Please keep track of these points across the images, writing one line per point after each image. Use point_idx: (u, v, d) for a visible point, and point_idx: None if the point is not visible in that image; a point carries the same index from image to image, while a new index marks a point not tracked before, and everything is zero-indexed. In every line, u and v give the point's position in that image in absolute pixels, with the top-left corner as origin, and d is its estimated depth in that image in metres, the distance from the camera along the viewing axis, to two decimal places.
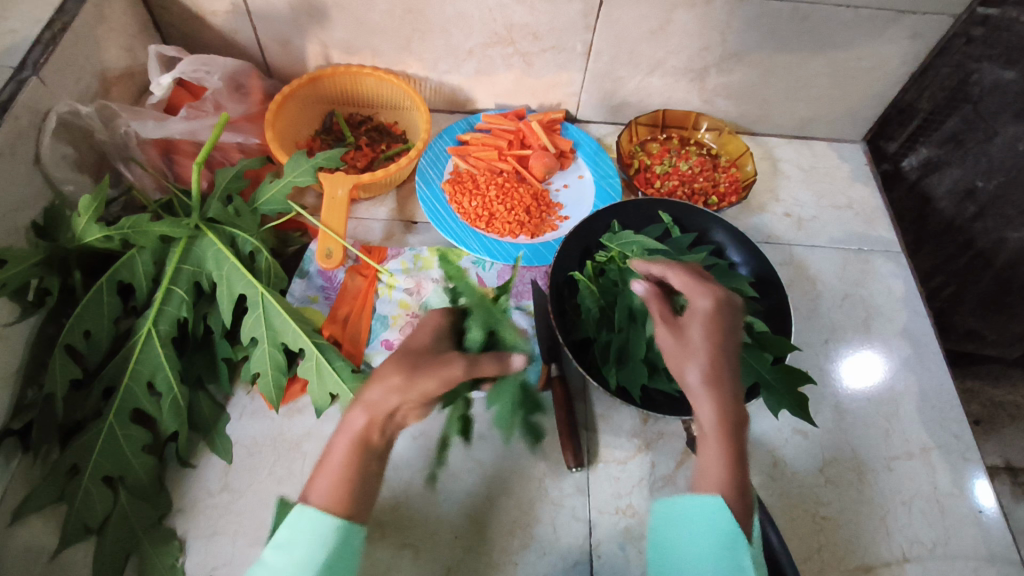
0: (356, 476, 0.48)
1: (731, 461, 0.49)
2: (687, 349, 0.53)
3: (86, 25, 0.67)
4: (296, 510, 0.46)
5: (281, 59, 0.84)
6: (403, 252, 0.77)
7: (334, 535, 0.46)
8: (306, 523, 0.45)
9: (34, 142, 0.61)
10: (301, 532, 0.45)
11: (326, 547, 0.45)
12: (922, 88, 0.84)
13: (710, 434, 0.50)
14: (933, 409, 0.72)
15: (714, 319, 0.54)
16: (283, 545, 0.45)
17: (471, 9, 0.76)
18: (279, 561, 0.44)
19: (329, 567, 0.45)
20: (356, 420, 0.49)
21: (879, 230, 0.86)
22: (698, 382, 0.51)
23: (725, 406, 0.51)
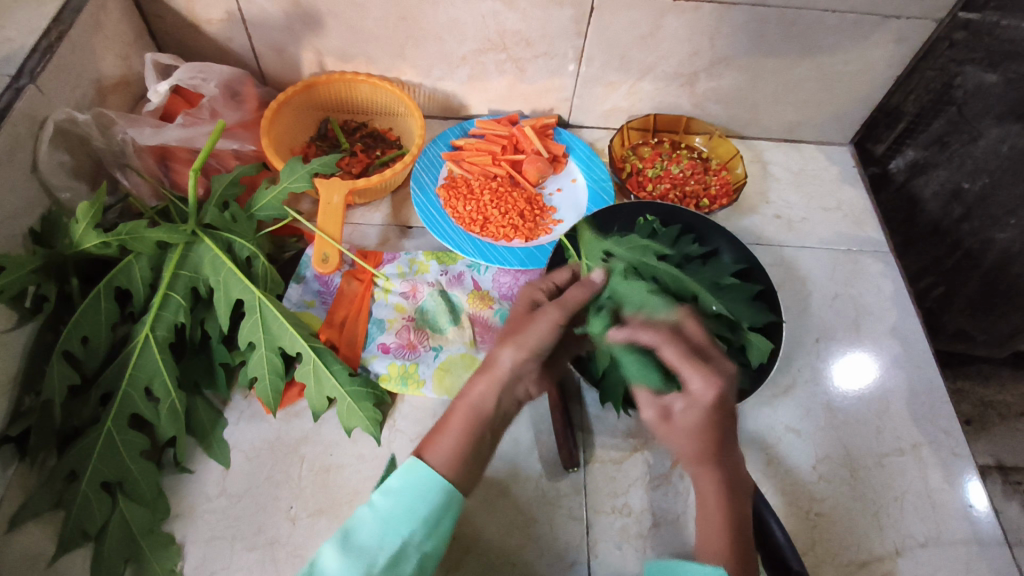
0: (470, 440, 0.50)
1: (732, 525, 0.50)
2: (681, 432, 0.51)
3: (82, 33, 0.68)
4: (410, 461, 0.48)
5: (276, 67, 0.85)
6: (398, 256, 0.77)
7: (442, 494, 0.47)
8: (416, 477, 0.48)
9: (31, 150, 0.61)
10: (409, 483, 0.47)
11: (428, 504, 0.47)
12: (907, 91, 0.86)
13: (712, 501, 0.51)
14: (923, 406, 0.73)
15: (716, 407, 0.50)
16: (391, 491, 0.47)
17: (464, 15, 0.77)
18: (388, 502, 0.46)
19: (430, 522, 0.47)
20: (473, 391, 0.51)
21: (867, 231, 0.88)
22: (691, 461, 0.52)
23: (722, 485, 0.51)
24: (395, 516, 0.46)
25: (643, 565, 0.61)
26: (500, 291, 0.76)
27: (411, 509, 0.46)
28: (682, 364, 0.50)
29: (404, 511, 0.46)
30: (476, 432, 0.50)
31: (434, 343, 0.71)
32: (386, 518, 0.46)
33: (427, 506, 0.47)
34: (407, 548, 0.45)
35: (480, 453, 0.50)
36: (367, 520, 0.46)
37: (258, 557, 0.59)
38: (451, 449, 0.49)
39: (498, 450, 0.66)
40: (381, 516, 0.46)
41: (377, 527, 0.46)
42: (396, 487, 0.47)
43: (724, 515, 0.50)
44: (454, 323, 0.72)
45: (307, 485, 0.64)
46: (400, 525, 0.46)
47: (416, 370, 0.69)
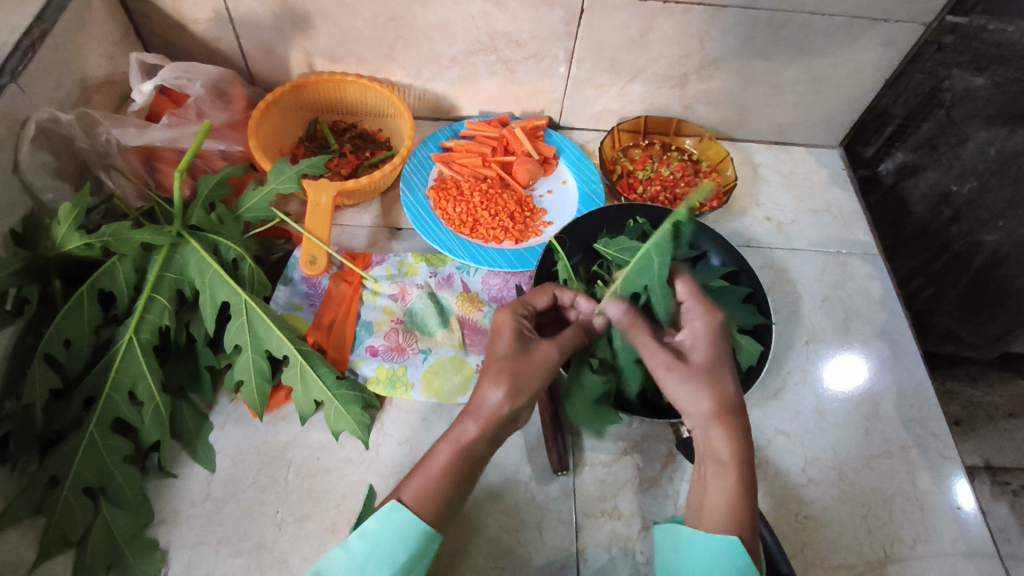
0: (449, 483, 0.52)
1: (740, 494, 0.51)
2: (694, 374, 0.53)
3: (66, 32, 0.67)
4: (389, 506, 0.50)
5: (264, 68, 0.84)
6: (386, 259, 0.77)
7: (419, 540, 0.50)
8: (391, 524, 0.49)
9: (12, 150, 0.60)
10: (386, 529, 0.49)
11: (407, 550, 0.49)
12: (896, 94, 0.85)
13: (727, 465, 0.52)
14: (911, 408, 0.73)
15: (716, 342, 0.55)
16: (369, 536, 0.49)
17: (454, 16, 0.77)
18: (364, 548, 0.49)
19: (406, 566, 0.49)
20: (464, 432, 0.53)
21: (857, 234, 0.88)
22: (706, 417, 0.53)
23: (736, 435, 0.52)
24: (373, 562, 0.48)
25: (632, 569, 0.60)
26: (489, 293, 0.76)
27: (386, 555, 0.48)
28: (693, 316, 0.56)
29: (378, 558, 0.48)
30: (455, 472, 0.52)
31: (422, 346, 0.70)
32: (361, 563, 0.48)
33: (403, 551, 0.49)
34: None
35: (459, 493, 0.53)
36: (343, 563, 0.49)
37: (243, 562, 0.59)
38: (430, 494, 0.51)
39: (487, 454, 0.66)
40: (359, 560, 0.48)
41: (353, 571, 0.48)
42: (371, 533, 0.49)
43: (733, 493, 0.51)
44: (443, 326, 0.72)
45: (294, 489, 0.63)
46: (377, 569, 0.48)
47: (404, 373, 0.68)
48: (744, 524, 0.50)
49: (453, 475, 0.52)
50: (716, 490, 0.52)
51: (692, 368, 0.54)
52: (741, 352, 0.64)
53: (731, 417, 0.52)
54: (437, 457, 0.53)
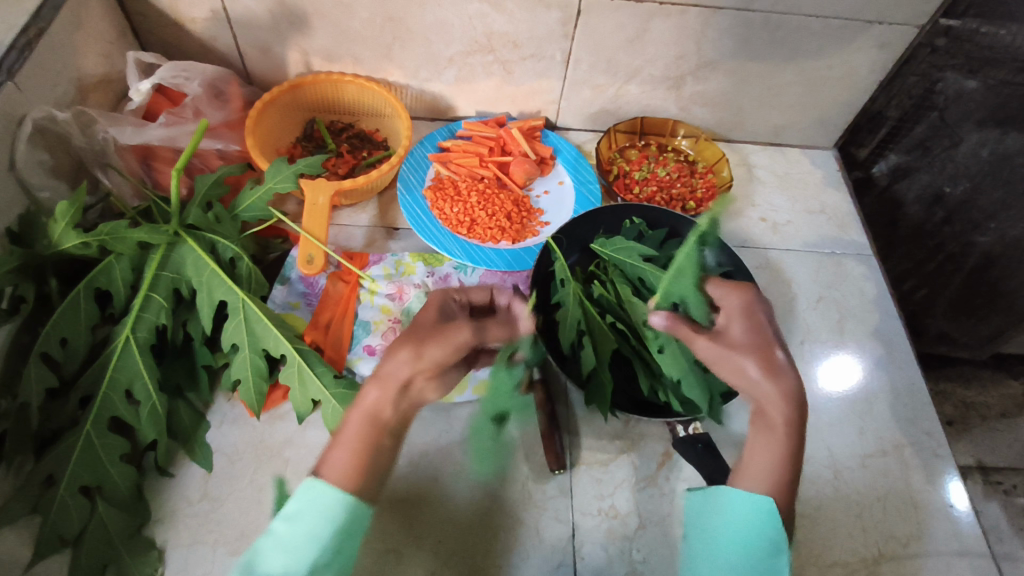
0: (370, 454, 0.48)
1: (786, 460, 0.49)
2: (735, 346, 0.53)
3: (63, 30, 0.67)
4: (304, 484, 0.47)
5: (261, 67, 0.84)
6: (384, 258, 0.77)
7: (340, 514, 0.46)
8: (312, 502, 0.46)
9: (9, 148, 0.60)
10: (308, 507, 0.46)
11: (330, 526, 0.46)
12: (890, 96, 0.87)
13: (777, 427, 0.50)
14: (905, 407, 0.74)
15: (750, 315, 0.55)
16: (289, 518, 0.46)
17: (451, 16, 0.77)
18: (289, 531, 0.46)
19: (334, 543, 0.46)
20: (367, 396, 0.49)
21: (851, 235, 0.89)
22: (757, 381, 0.51)
23: (790, 397, 0.50)
24: (296, 544, 0.45)
25: (628, 567, 0.61)
26: None
27: (311, 534, 0.46)
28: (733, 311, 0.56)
29: (305, 539, 0.46)
30: (375, 439, 0.48)
31: None
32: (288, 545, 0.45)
33: (330, 528, 0.46)
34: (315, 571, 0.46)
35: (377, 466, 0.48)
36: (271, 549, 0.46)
37: (240, 562, 0.59)
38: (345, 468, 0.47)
39: None
40: (284, 545, 0.46)
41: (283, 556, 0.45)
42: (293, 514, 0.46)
43: (778, 458, 0.49)
44: None
45: (291, 488, 0.63)
46: (302, 553, 0.45)
47: None
48: (783, 489, 0.49)
49: (367, 442, 0.48)
50: (760, 453, 0.50)
51: (734, 340, 0.53)
52: None
53: (784, 377, 0.51)
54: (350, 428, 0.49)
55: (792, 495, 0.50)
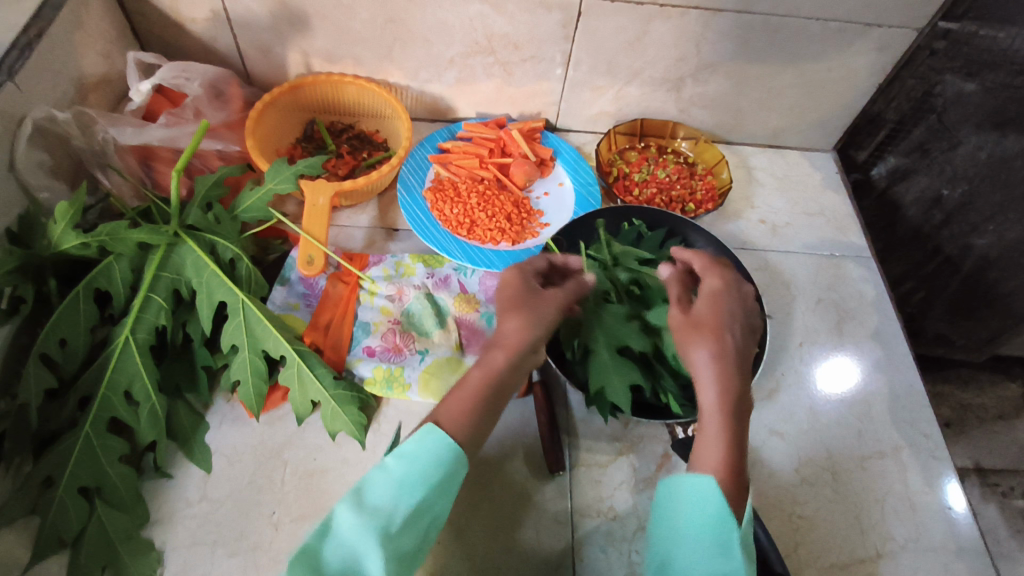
0: (483, 405, 0.52)
1: (730, 442, 0.51)
2: (695, 326, 0.55)
3: (63, 30, 0.67)
4: (425, 427, 0.50)
5: (261, 67, 0.84)
6: (384, 259, 0.77)
7: (450, 458, 0.49)
8: (431, 445, 0.49)
9: (9, 148, 0.60)
10: (424, 450, 0.48)
11: (441, 469, 0.48)
12: (888, 99, 0.87)
13: (712, 413, 0.52)
14: (903, 409, 0.74)
15: (718, 299, 0.57)
16: (405, 454, 0.48)
17: (451, 18, 0.77)
18: (404, 468, 0.47)
19: (440, 486, 0.48)
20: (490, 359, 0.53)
21: (850, 237, 0.89)
22: (703, 364, 0.53)
23: (731, 381, 0.52)
24: (409, 478, 0.47)
25: (628, 569, 0.61)
26: (486, 294, 0.75)
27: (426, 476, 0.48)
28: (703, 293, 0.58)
29: (417, 479, 0.47)
30: (492, 399, 0.52)
31: (420, 347, 0.70)
32: (402, 482, 0.47)
33: (443, 474, 0.48)
34: (418, 512, 0.47)
35: (489, 419, 0.53)
36: (381, 486, 0.47)
37: (239, 563, 0.59)
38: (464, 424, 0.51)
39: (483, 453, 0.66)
40: (395, 479, 0.47)
41: (390, 493, 0.46)
42: (410, 454, 0.48)
43: (722, 445, 0.50)
44: (440, 327, 0.72)
45: (290, 490, 0.63)
46: (414, 488, 0.47)
47: (401, 374, 0.68)
48: (731, 474, 0.50)
49: (487, 399, 0.52)
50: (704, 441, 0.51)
51: (695, 322, 0.55)
52: None
53: (728, 361, 0.53)
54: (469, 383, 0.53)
55: (741, 485, 0.50)
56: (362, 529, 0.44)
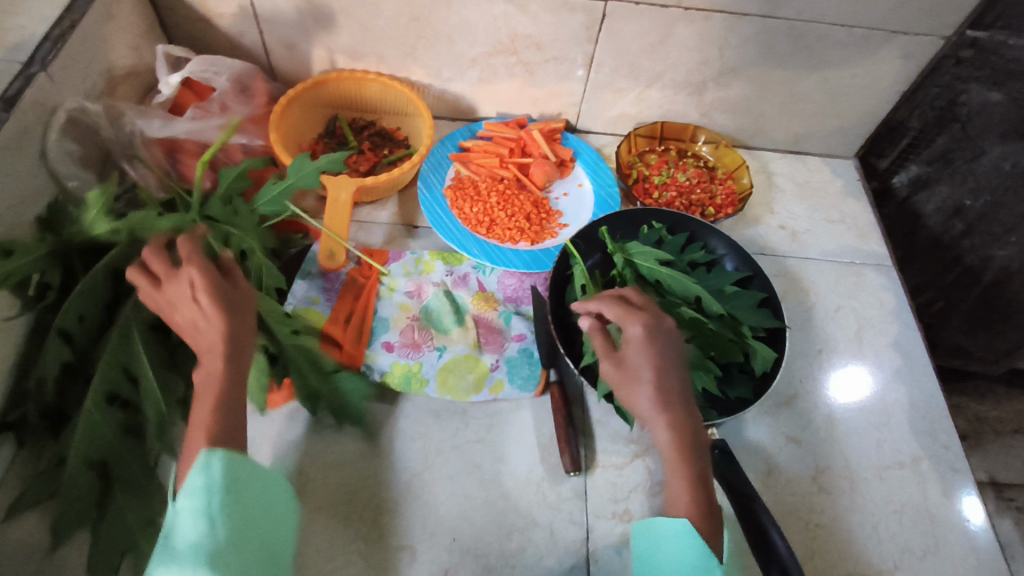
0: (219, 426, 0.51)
1: (693, 483, 0.53)
2: (634, 378, 0.56)
3: (94, 22, 0.67)
4: (204, 455, 0.49)
5: (286, 63, 0.85)
6: (404, 255, 0.78)
7: (233, 467, 0.50)
8: (220, 470, 0.49)
9: (41, 138, 0.61)
10: (215, 475, 0.48)
11: (236, 483, 0.49)
12: (913, 107, 0.86)
13: (669, 456, 0.54)
14: (923, 419, 0.73)
15: (653, 344, 0.57)
16: (196, 489, 0.48)
17: (476, 17, 0.77)
18: (204, 500, 0.47)
19: (241, 495, 0.49)
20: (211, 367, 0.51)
21: (871, 245, 0.88)
22: (651, 413, 0.55)
23: (678, 425, 0.54)
24: (210, 506, 0.47)
25: None
26: (504, 293, 0.76)
27: (227, 497, 0.48)
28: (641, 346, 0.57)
29: (223, 502, 0.48)
30: (236, 395, 0.52)
31: (438, 344, 0.71)
32: (207, 514, 0.47)
33: (243, 488, 0.50)
34: (239, 535, 0.48)
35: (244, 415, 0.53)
36: (190, 527, 0.47)
37: None
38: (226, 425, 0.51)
39: (499, 452, 0.66)
40: (200, 511, 0.47)
41: (200, 528, 0.47)
42: (202, 487, 0.48)
43: (689, 491, 0.53)
44: (458, 324, 0.72)
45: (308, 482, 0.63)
46: (220, 509, 0.48)
47: (419, 370, 0.69)
48: (699, 511, 0.52)
49: (239, 395, 0.52)
50: (675, 484, 0.54)
51: (629, 370, 0.56)
52: (755, 358, 0.66)
53: (673, 406, 0.55)
54: (216, 379, 0.51)
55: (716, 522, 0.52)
56: (192, 572, 0.45)
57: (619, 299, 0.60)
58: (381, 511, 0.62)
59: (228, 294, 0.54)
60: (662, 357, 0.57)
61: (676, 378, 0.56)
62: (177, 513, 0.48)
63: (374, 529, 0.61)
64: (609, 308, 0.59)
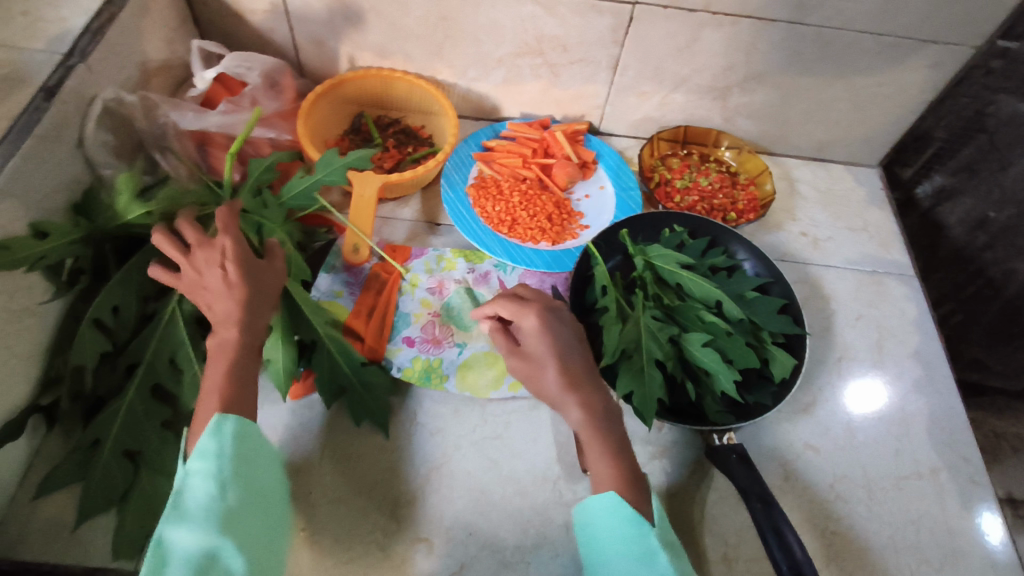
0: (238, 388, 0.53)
1: (614, 453, 0.56)
2: (534, 363, 0.60)
3: (131, 16, 0.69)
4: (218, 419, 0.51)
5: (315, 60, 0.86)
6: (426, 252, 0.78)
7: (244, 433, 0.52)
8: (231, 433, 0.51)
9: (78, 128, 0.62)
10: (227, 439, 0.51)
11: (246, 449, 0.51)
12: (939, 117, 0.85)
13: (583, 432, 0.57)
14: (942, 431, 0.73)
15: (544, 331, 0.60)
16: (210, 451, 0.49)
17: (504, 18, 0.78)
18: (215, 462, 0.49)
19: (251, 460, 0.52)
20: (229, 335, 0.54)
21: (893, 254, 0.88)
22: (558, 393, 0.58)
23: (588, 402, 0.58)
24: (223, 468, 0.49)
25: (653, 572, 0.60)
26: None
27: (238, 462, 0.50)
28: (534, 335, 0.60)
29: (234, 467, 0.50)
30: (250, 363, 0.55)
31: (458, 340, 0.71)
32: (218, 476, 0.49)
33: (254, 453, 0.52)
34: (247, 499, 0.50)
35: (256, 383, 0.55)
36: (202, 488, 0.48)
37: None
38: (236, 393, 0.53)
39: (516, 449, 0.67)
40: (213, 473, 0.49)
41: (210, 490, 0.48)
42: (214, 451, 0.50)
43: (612, 462, 0.56)
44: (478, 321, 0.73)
45: (328, 472, 0.64)
46: (232, 471, 0.50)
47: (439, 366, 0.69)
48: (624, 479, 0.55)
49: (248, 364, 0.55)
50: (596, 459, 0.56)
51: (528, 357, 0.60)
52: (774, 364, 0.66)
53: (579, 385, 0.59)
54: (234, 344, 0.54)
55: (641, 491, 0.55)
56: (205, 527, 0.46)
57: (506, 295, 0.63)
58: (399, 503, 0.62)
59: (248, 265, 0.56)
60: (560, 339, 0.61)
61: (579, 360, 0.60)
62: (187, 475, 0.49)
63: (391, 521, 0.61)
64: (504, 308, 0.62)
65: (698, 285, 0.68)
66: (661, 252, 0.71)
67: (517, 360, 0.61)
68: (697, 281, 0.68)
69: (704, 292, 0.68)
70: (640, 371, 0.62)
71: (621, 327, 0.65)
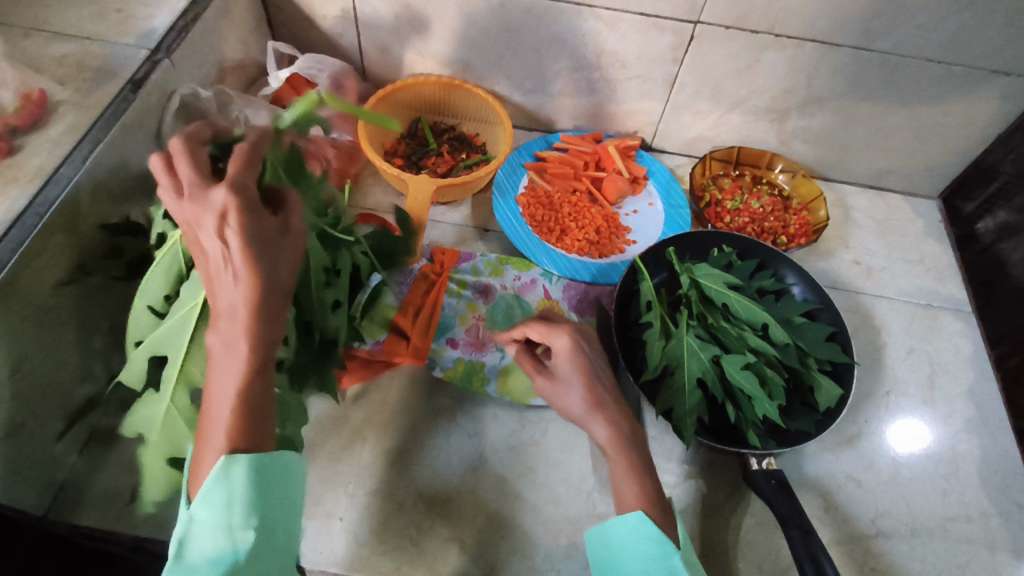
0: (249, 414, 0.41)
1: (635, 471, 0.54)
2: (565, 385, 0.58)
3: (214, 16, 0.73)
4: (225, 462, 0.40)
5: (379, 65, 0.89)
6: (474, 256, 0.80)
7: (259, 472, 0.41)
8: (244, 481, 0.40)
9: (158, 119, 0.65)
10: (239, 489, 0.40)
11: (261, 493, 0.41)
12: (1007, 150, 0.82)
13: (608, 450, 0.56)
14: (996, 474, 0.70)
15: (576, 352, 0.59)
16: (218, 502, 0.40)
17: (566, 32, 0.79)
18: (225, 514, 0.40)
19: (267, 500, 0.42)
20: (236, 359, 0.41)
21: (950, 288, 0.86)
22: (584, 413, 0.57)
23: (615, 421, 0.57)
24: (234, 522, 0.40)
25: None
26: (570, 303, 0.77)
27: (253, 508, 0.41)
28: (564, 358, 0.59)
29: (249, 516, 0.41)
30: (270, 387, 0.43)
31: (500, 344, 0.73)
32: (229, 529, 0.40)
33: (271, 491, 0.42)
34: (262, 549, 0.42)
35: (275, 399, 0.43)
36: (210, 541, 0.40)
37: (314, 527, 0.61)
38: (255, 411, 0.41)
39: (553, 458, 0.67)
40: (223, 526, 0.40)
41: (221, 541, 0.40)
42: (224, 503, 0.40)
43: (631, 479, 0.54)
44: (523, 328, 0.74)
45: (368, 464, 0.65)
46: (244, 522, 0.41)
47: (481, 368, 0.71)
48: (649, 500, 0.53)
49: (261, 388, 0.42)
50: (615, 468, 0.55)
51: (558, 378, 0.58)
52: (819, 392, 0.65)
53: (605, 404, 0.57)
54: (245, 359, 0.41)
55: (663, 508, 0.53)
56: None
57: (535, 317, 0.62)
58: (435, 501, 0.63)
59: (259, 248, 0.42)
60: (591, 360, 0.59)
61: (606, 381, 0.59)
62: (191, 519, 0.41)
63: (426, 518, 0.62)
64: (532, 330, 0.60)
65: (743, 306, 0.67)
66: (709, 271, 0.70)
67: (546, 381, 0.59)
68: (743, 302, 0.67)
69: (750, 314, 0.67)
70: (678, 391, 0.63)
71: (665, 343, 0.65)
